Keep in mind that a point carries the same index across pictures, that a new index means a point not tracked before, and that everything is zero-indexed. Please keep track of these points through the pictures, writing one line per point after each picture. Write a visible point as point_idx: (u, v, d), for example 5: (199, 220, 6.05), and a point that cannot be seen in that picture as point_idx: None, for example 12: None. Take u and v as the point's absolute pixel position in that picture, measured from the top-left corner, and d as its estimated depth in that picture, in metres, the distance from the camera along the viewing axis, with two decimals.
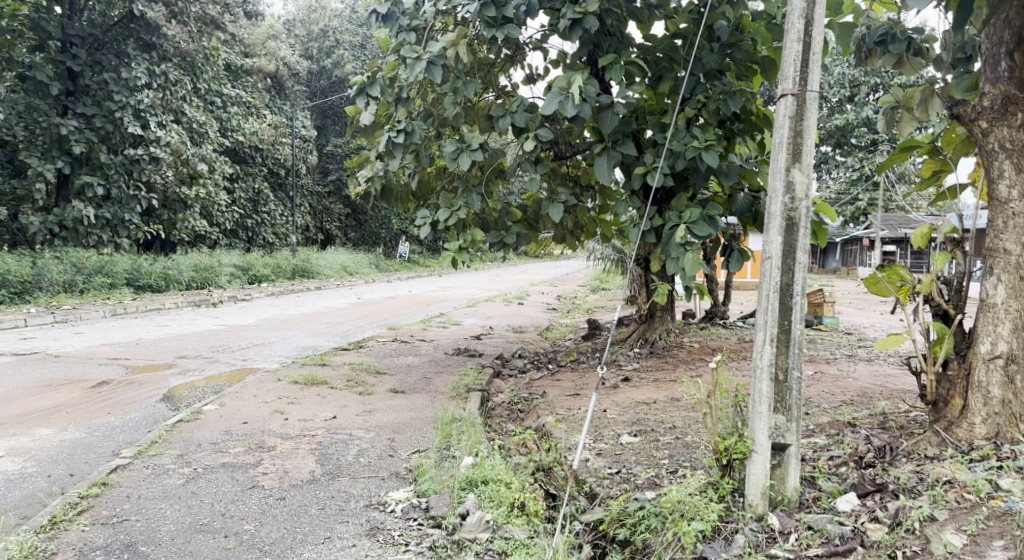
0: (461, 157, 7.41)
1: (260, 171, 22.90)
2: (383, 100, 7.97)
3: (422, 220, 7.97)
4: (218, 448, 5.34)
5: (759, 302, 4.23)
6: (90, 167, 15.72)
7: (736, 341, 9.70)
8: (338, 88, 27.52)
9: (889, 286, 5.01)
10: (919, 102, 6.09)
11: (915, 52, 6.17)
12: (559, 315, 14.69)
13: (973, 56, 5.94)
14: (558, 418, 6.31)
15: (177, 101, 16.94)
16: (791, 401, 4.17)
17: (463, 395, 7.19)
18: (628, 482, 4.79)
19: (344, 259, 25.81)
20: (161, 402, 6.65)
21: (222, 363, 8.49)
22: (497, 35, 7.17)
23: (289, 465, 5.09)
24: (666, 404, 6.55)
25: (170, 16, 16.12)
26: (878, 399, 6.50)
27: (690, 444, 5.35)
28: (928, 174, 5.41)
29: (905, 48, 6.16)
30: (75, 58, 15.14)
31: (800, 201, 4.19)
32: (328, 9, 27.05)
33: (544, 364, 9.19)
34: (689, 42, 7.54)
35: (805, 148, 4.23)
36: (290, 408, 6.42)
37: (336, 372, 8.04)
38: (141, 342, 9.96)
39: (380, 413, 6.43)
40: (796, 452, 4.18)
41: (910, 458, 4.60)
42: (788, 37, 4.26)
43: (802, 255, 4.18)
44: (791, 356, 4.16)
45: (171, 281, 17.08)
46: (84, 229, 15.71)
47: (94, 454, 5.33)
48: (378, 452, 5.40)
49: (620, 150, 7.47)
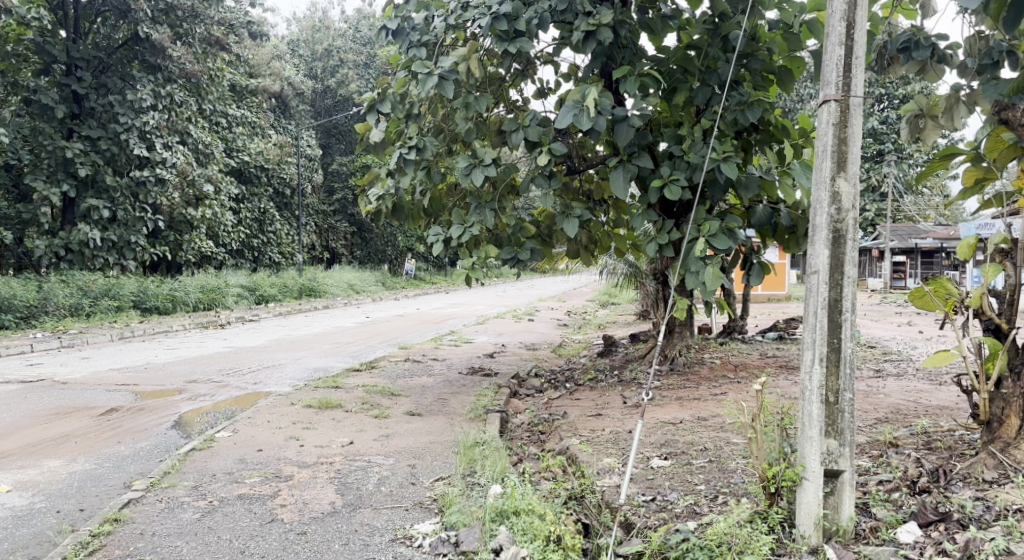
0: (474, 173, 7.17)
1: (266, 191, 22.73)
2: (393, 117, 7.80)
3: (434, 237, 7.74)
4: (234, 479, 5.11)
5: (806, 320, 4.01)
6: (96, 190, 15.53)
7: (758, 357, 9.43)
8: (342, 107, 27.46)
9: (936, 301, 4.77)
10: (944, 109, 5.89)
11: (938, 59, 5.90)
12: (570, 331, 14.43)
13: (1001, 61, 5.61)
14: (583, 440, 6.06)
15: (184, 122, 16.80)
16: (843, 424, 3.94)
17: (482, 417, 6.95)
18: (665, 510, 4.53)
19: (350, 278, 25.58)
20: (173, 429, 6.43)
21: (233, 387, 8.25)
22: (509, 49, 6.96)
23: (309, 496, 4.84)
24: (693, 424, 6.30)
25: (175, 37, 16.00)
26: (914, 417, 6.25)
27: (726, 467, 5.11)
28: (970, 182, 5.19)
29: (929, 54, 5.85)
30: (79, 81, 15.06)
31: (847, 211, 3.97)
32: (332, 29, 27.33)
33: (561, 382, 8.93)
34: (704, 53, 7.30)
35: (851, 156, 4.01)
36: (306, 434, 6.18)
37: (350, 395, 7.79)
38: (150, 366, 9.72)
39: (398, 438, 6.20)
40: (849, 479, 3.95)
41: (967, 482, 4.38)
42: (829, 40, 4.04)
43: (851, 269, 3.95)
44: (842, 377, 3.94)
45: (178, 303, 16.91)
46: (90, 252, 15.57)
47: (105, 487, 5.10)
48: (400, 480, 5.16)
49: (637, 163, 7.24)
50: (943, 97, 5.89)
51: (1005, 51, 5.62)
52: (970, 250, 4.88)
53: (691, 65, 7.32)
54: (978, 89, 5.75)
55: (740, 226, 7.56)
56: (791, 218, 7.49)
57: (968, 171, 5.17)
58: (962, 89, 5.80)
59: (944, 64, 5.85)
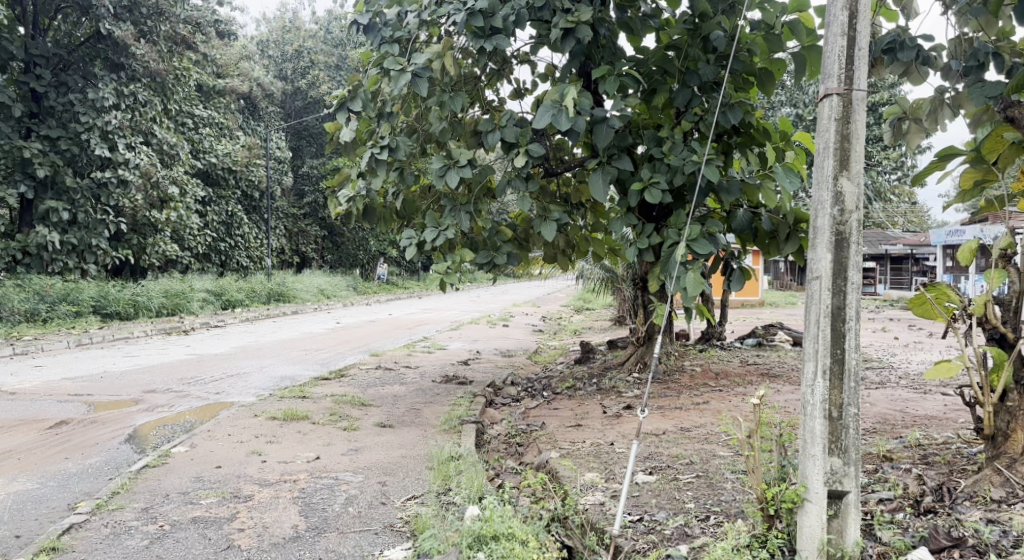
0: (449, 174, 6.81)
1: (234, 193, 22.22)
2: (365, 116, 7.44)
3: (408, 241, 7.37)
4: (188, 500, 4.73)
5: (807, 330, 3.75)
6: (55, 192, 14.92)
7: (739, 365, 9.18)
8: (313, 109, 26.93)
9: (938, 309, 4.49)
10: (928, 113, 5.65)
11: (923, 62, 5.57)
12: (546, 337, 14.12)
13: (986, 63, 5.38)
14: (563, 453, 5.76)
15: (147, 123, 16.23)
16: (848, 441, 3.67)
17: (457, 428, 6.63)
18: (654, 532, 4.23)
19: (321, 282, 25.11)
20: (126, 444, 6.03)
21: (193, 397, 7.83)
22: (485, 46, 6.58)
23: (270, 518, 4.49)
24: (679, 436, 6.02)
25: (139, 35, 15.44)
26: (902, 428, 6.03)
27: (715, 484, 4.82)
28: (968, 184, 4.99)
29: (915, 57, 5.49)
30: (38, 79, 14.53)
31: (850, 213, 3.72)
32: (302, 30, 26.86)
33: (538, 391, 8.59)
34: (684, 53, 6.99)
35: (854, 154, 3.75)
36: (268, 449, 5.81)
37: (317, 406, 7.40)
38: (107, 375, 9.27)
39: (367, 452, 5.85)
40: (855, 500, 3.69)
41: (975, 502, 4.13)
42: (830, 30, 3.77)
43: (854, 274, 3.69)
44: (845, 390, 3.67)
45: (141, 309, 16.39)
46: (49, 256, 15.00)
47: (46, 509, 4.70)
48: (369, 500, 4.82)
49: (616, 165, 6.94)
50: (927, 99, 5.65)
51: (991, 53, 5.36)
52: (971, 256, 4.63)
53: (670, 66, 7.03)
54: (963, 91, 5.54)
55: (720, 231, 7.29)
56: (772, 223, 7.20)
57: (966, 171, 4.95)
58: (946, 93, 5.60)
59: (930, 66, 5.53)
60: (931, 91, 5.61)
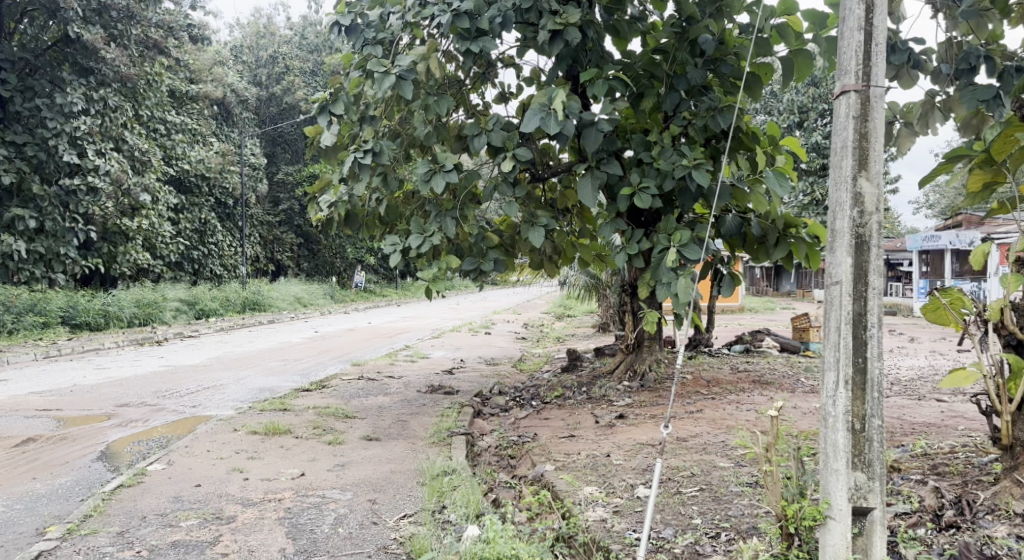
0: (434, 179, 6.57)
1: (206, 201, 21.79)
2: (347, 119, 7.18)
3: (392, 247, 6.97)
4: (167, 522, 4.45)
5: (828, 338, 3.57)
6: (21, 199, 14.48)
7: (729, 372, 8.99)
8: (288, 115, 26.64)
9: (952, 314, 4.26)
10: (919, 116, 5.51)
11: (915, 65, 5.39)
12: (530, 345, 13.90)
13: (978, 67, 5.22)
14: (559, 466, 5.54)
15: (118, 129, 15.82)
16: (871, 454, 3.49)
17: (445, 441, 6.41)
18: (663, 551, 4.04)
19: (297, 290, 24.68)
20: (98, 462, 5.72)
21: (169, 411, 7.51)
22: (471, 48, 6.34)
23: (255, 542, 4.23)
24: (677, 446, 5.82)
25: (109, 39, 15.05)
26: (904, 436, 5.87)
27: (720, 498, 4.63)
28: (977, 187, 4.83)
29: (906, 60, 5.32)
30: (2, 83, 14.10)
31: (871, 215, 3.54)
32: (277, 35, 26.44)
33: (527, 400, 8.36)
34: (671, 56, 6.82)
35: (873, 155, 3.57)
36: (249, 465, 5.54)
37: (300, 419, 7.12)
38: (77, 388, 8.91)
39: (355, 467, 5.59)
40: (880, 517, 3.51)
41: (997, 516, 3.98)
42: (846, 25, 3.59)
43: (876, 279, 3.51)
44: (868, 401, 3.49)
45: (112, 318, 15.98)
46: (14, 265, 14.40)
47: (13, 534, 4.41)
48: (360, 519, 4.57)
49: (605, 170, 6.73)
50: (918, 102, 5.51)
51: (983, 56, 5.18)
52: (983, 259, 4.49)
53: (659, 70, 6.85)
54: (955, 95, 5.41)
55: (710, 236, 7.05)
56: (761, 229, 7.08)
57: (974, 174, 4.79)
58: (937, 95, 5.47)
59: (920, 70, 5.37)
60: (922, 95, 5.48)
